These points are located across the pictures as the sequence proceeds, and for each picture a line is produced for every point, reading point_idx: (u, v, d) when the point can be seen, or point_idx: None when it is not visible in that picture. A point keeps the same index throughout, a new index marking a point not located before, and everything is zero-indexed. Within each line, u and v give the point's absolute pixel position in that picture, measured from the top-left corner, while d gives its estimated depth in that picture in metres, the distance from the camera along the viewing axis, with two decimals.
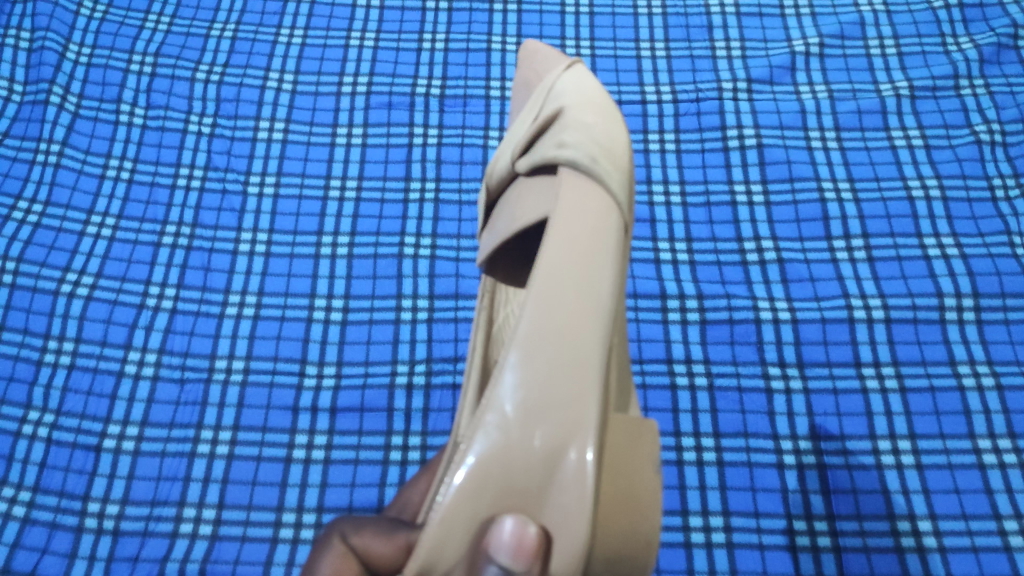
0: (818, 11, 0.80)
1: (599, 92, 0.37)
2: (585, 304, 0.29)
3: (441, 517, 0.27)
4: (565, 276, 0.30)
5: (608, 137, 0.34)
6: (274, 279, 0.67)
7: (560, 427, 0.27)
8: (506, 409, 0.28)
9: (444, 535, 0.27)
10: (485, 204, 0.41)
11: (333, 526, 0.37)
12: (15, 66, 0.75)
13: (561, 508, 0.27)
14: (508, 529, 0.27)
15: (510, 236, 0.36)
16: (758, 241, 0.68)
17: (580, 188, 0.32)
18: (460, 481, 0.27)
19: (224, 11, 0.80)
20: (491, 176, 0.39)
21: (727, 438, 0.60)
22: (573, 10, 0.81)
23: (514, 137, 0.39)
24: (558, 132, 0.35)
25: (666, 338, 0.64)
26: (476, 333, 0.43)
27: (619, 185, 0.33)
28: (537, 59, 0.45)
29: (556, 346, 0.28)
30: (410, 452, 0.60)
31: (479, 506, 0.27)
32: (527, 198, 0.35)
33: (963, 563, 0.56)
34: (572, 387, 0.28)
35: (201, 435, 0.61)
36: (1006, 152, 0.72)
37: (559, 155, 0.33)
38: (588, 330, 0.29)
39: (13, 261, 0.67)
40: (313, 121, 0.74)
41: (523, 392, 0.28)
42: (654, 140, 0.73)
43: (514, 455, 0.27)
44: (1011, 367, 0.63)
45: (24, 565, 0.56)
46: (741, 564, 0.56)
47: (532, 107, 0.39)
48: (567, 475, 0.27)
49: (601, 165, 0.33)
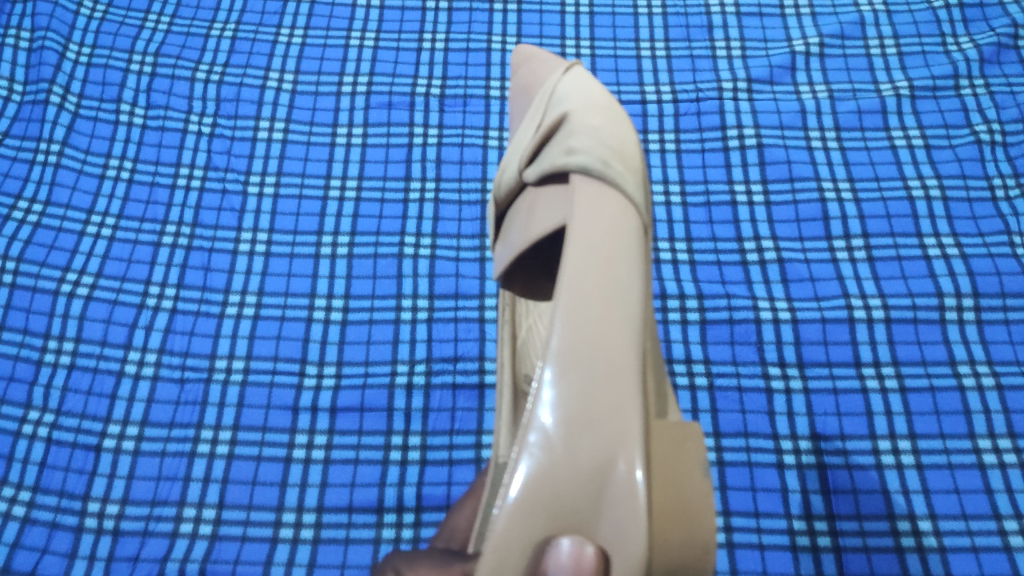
0: (819, 11, 0.80)
1: (602, 93, 0.37)
2: (615, 312, 0.29)
3: (495, 543, 0.26)
4: (593, 289, 0.30)
5: (617, 138, 0.34)
6: (274, 278, 0.67)
7: (605, 440, 0.27)
8: (548, 429, 0.27)
9: (501, 562, 0.26)
10: (496, 214, 0.42)
11: (386, 561, 0.42)
12: (15, 66, 0.75)
13: (615, 523, 0.27)
14: (566, 549, 0.27)
15: (527, 247, 0.37)
16: (758, 241, 0.68)
17: (594, 193, 0.33)
18: (511, 502, 0.27)
19: (224, 11, 0.80)
20: (500, 187, 0.41)
21: (727, 438, 0.60)
22: (573, 10, 0.81)
23: (519, 145, 0.40)
24: (566, 138, 0.35)
25: (666, 338, 0.64)
26: (502, 348, 0.47)
27: (635, 186, 0.33)
28: (534, 65, 0.46)
29: (591, 358, 0.28)
30: (410, 452, 0.60)
31: (533, 529, 0.27)
32: (539, 207, 0.37)
33: (963, 563, 0.56)
34: (611, 397, 0.28)
35: (201, 434, 0.61)
36: (1006, 152, 0.72)
37: (569, 162, 0.34)
38: (621, 340, 0.29)
39: (13, 261, 0.67)
40: (313, 121, 0.74)
41: (563, 406, 0.28)
42: (654, 140, 0.73)
43: (561, 473, 0.27)
44: (1011, 367, 0.63)
45: (24, 565, 0.56)
46: (741, 564, 0.56)
47: (534, 113, 0.39)
48: (618, 487, 0.27)
49: (615, 167, 0.33)
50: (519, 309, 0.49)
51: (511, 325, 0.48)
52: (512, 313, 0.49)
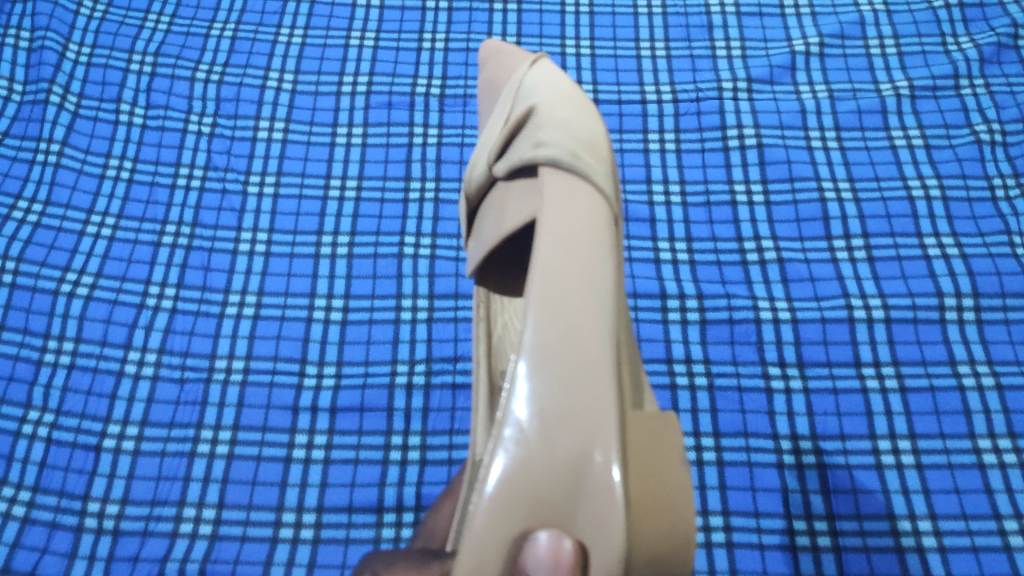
0: (819, 11, 0.80)
1: (568, 84, 0.39)
2: (588, 303, 0.30)
3: (472, 540, 0.27)
4: (566, 281, 0.30)
5: (586, 130, 0.36)
6: (274, 278, 0.67)
7: (582, 432, 0.28)
8: (523, 422, 0.28)
9: (480, 559, 0.26)
10: (466, 212, 0.42)
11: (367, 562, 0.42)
12: (15, 66, 0.75)
13: (592, 516, 0.27)
14: (544, 543, 0.27)
15: (499, 242, 0.38)
16: (758, 241, 0.68)
17: (564, 186, 0.33)
18: (487, 497, 0.27)
19: (224, 11, 0.80)
20: (469, 182, 0.41)
21: (727, 438, 0.60)
22: (573, 10, 0.81)
23: (487, 140, 0.40)
24: (535, 132, 0.36)
25: (666, 338, 0.64)
26: (479, 345, 0.46)
27: (605, 178, 0.34)
28: (500, 58, 0.47)
29: (565, 351, 0.29)
30: (410, 452, 0.60)
31: (510, 524, 0.27)
32: (510, 201, 0.37)
33: (963, 563, 0.56)
34: (586, 390, 0.28)
35: (201, 434, 0.61)
36: (1006, 152, 0.72)
37: (538, 154, 0.35)
38: (594, 331, 0.29)
39: (13, 261, 0.67)
40: (313, 121, 0.74)
41: (538, 399, 0.28)
42: (655, 140, 0.73)
43: (537, 465, 0.27)
44: (1011, 367, 0.63)
45: (24, 565, 0.56)
46: (741, 564, 0.56)
47: (502, 107, 0.40)
48: (595, 480, 0.27)
49: (585, 160, 0.34)
50: (494, 305, 0.49)
51: (485, 321, 0.48)
52: (488, 310, 0.48)
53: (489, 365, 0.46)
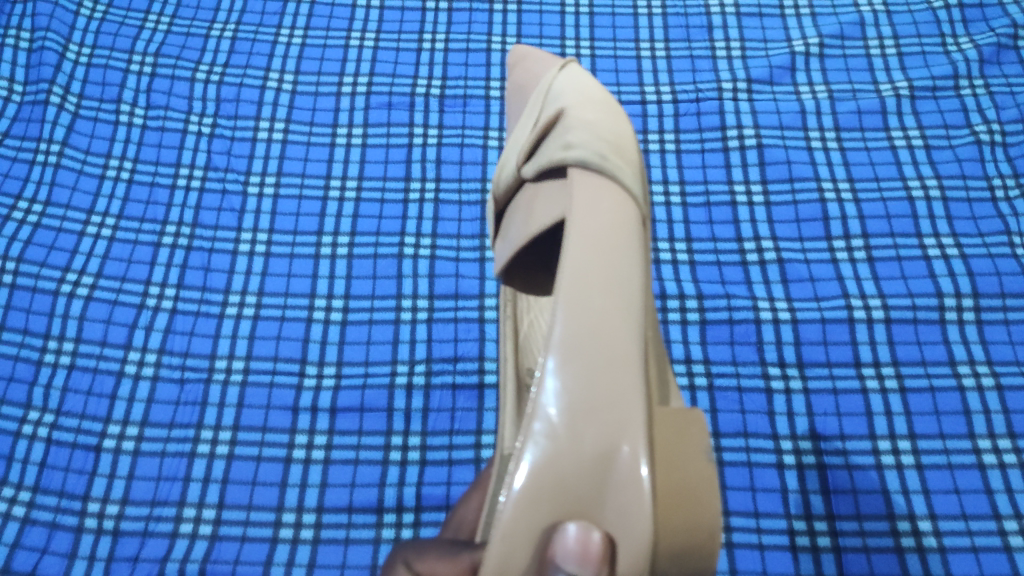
0: (819, 11, 0.81)
1: (597, 88, 0.40)
2: (617, 301, 0.31)
3: (502, 532, 0.27)
4: (594, 278, 0.31)
5: (614, 133, 0.36)
6: (274, 279, 0.67)
7: (609, 428, 0.28)
8: (552, 418, 0.28)
9: (509, 549, 0.27)
10: (494, 213, 0.43)
11: (395, 555, 0.39)
12: (15, 66, 0.75)
13: (619, 509, 0.28)
14: (572, 535, 0.27)
15: (527, 243, 0.38)
16: (758, 241, 0.68)
17: (592, 185, 0.34)
18: (517, 491, 0.27)
19: (224, 11, 0.80)
20: (498, 184, 0.41)
21: (727, 438, 0.60)
22: (574, 11, 0.81)
23: (517, 142, 0.41)
24: (563, 133, 0.36)
25: (666, 338, 0.64)
26: (505, 346, 0.48)
27: (632, 178, 0.35)
28: (528, 64, 0.49)
29: (593, 348, 0.29)
30: (410, 452, 0.60)
31: (539, 516, 0.28)
32: (539, 202, 0.37)
33: (963, 563, 0.56)
34: (612, 384, 0.29)
35: (201, 435, 0.61)
36: (1006, 152, 0.72)
37: (567, 155, 0.35)
38: (622, 329, 0.30)
39: (13, 261, 0.67)
40: (313, 121, 0.74)
41: (567, 396, 0.29)
42: (654, 140, 0.73)
43: (565, 459, 0.28)
44: (1011, 367, 0.63)
45: (24, 565, 0.56)
46: (741, 564, 0.56)
47: (531, 110, 0.41)
48: (622, 475, 0.28)
49: (612, 160, 0.35)
50: (521, 304, 0.50)
51: (512, 320, 0.49)
52: (514, 309, 0.50)
53: (516, 363, 0.47)
